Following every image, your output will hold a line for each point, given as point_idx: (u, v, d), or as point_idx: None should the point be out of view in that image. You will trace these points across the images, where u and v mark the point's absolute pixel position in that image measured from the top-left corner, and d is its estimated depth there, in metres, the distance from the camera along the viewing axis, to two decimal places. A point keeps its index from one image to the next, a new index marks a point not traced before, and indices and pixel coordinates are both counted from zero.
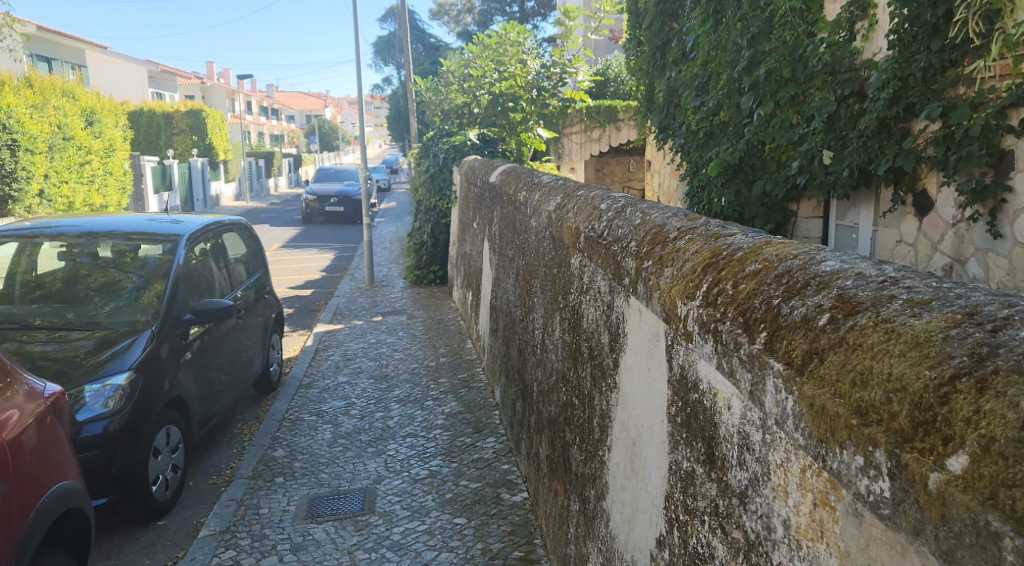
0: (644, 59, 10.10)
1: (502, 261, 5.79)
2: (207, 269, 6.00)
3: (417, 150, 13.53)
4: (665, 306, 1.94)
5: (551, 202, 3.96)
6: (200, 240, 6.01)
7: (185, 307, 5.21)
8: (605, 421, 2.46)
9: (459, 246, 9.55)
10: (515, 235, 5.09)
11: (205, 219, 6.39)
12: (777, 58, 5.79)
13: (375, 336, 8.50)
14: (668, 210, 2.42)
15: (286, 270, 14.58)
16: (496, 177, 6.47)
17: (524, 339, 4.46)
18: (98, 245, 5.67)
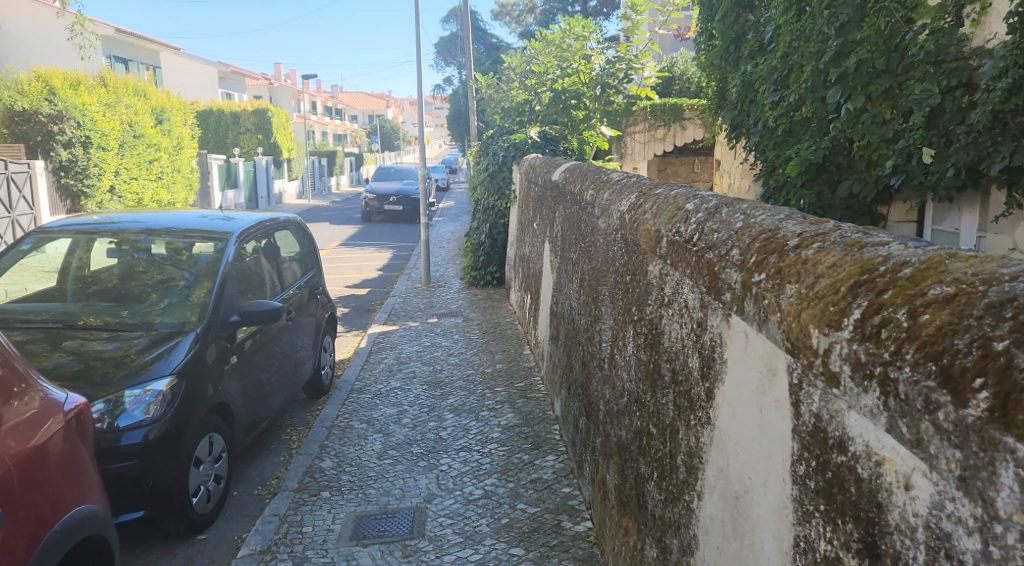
0: (719, 53, 9.52)
1: (563, 264, 5.43)
2: (259, 269, 5.80)
3: (476, 148, 13.27)
4: (792, 335, 1.59)
5: (622, 200, 3.59)
6: (251, 238, 5.80)
7: (233, 309, 4.99)
8: (694, 463, 2.10)
9: (518, 247, 9.21)
10: (579, 236, 4.73)
11: (257, 216, 6.18)
12: (869, 46, 5.10)
13: (429, 339, 8.23)
14: (775, 213, 2.06)
15: (344, 269, 14.49)
16: (559, 175, 6.11)
17: (589, 351, 4.09)
18: (154, 241, 5.49)
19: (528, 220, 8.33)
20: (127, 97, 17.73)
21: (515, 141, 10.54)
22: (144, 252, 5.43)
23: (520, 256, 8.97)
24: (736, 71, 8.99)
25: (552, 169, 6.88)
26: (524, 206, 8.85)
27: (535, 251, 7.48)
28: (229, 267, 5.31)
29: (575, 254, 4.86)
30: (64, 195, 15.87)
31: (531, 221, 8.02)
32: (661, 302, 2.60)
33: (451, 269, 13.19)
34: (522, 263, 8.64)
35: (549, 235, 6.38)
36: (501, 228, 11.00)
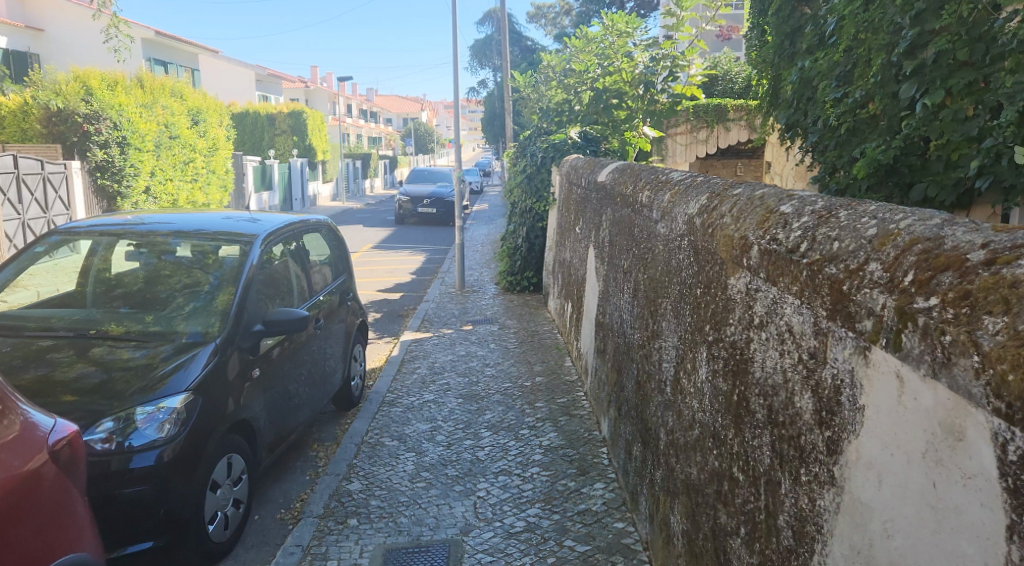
0: (773, 49, 9.01)
1: (612, 271, 5.01)
2: (286, 274, 5.47)
3: (513, 149, 12.92)
4: (1009, 393, 1.28)
5: (687, 202, 3.19)
6: (278, 241, 5.47)
7: (256, 317, 4.65)
8: (818, 527, 1.79)
9: (557, 252, 8.80)
10: (632, 242, 4.33)
11: (284, 218, 5.85)
12: (950, 36, 4.19)
13: (464, 347, 7.85)
14: (925, 217, 1.76)
15: (377, 272, 14.20)
16: (606, 176, 5.69)
17: (645, 369, 3.70)
18: (181, 244, 5.18)
19: (569, 223, 7.91)
20: (163, 97, 17.65)
21: (554, 142, 10.15)
22: (170, 254, 5.12)
23: (560, 260, 8.56)
24: (792, 67, 8.48)
25: (597, 169, 6.47)
26: (564, 208, 8.45)
27: (577, 257, 7.06)
28: (255, 272, 4.99)
29: (627, 261, 4.45)
30: (100, 195, 15.80)
31: (572, 223, 7.61)
32: (747, 321, 2.22)
33: (487, 274, 12.83)
34: (562, 268, 8.23)
35: (594, 238, 5.95)
36: (538, 231, 10.61)
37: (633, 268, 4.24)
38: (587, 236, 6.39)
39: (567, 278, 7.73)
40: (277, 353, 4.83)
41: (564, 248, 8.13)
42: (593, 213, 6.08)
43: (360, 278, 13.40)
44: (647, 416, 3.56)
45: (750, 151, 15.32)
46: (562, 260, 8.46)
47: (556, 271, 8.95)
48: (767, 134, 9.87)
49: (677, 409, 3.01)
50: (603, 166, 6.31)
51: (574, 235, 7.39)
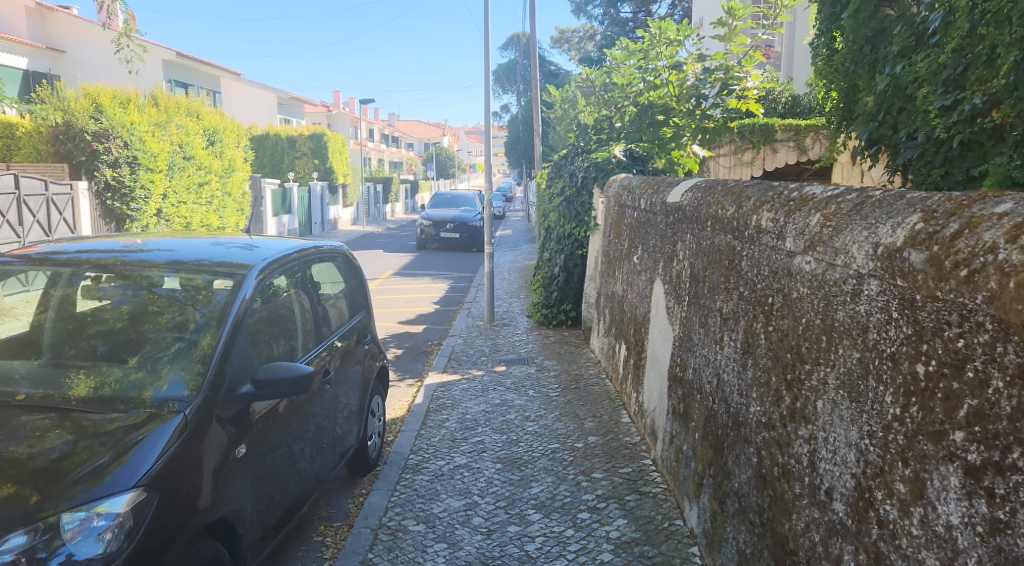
0: (850, 57, 7.99)
1: (696, 312, 4.00)
2: (294, 312, 4.47)
3: (549, 168, 11.98)
4: None
5: (851, 228, 2.33)
6: (281, 269, 4.45)
7: (243, 373, 3.61)
8: None
9: (604, 284, 7.77)
10: (733, 280, 3.35)
11: (289, 245, 4.83)
12: None
13: (498, 393, 6.81)
14: None
15: (397, 301, 13.23)
16: (682, 197, 4.66)
17: (759, 456, 2.83)
18: (174, 274, 4.11)
19: (620, 251, 6.87)
20: (178, 116, 16.94)
21: (596, 161, 9.18)
22: (159, 286, 4.06)
23: (607, 293, 7.53)
24: (875, 75, 7.43)
25: (664, 186, 5.44)
26: (613, 234, 7.43)
27: (635, 291, 6.01)
28: (252, 311, 3.97)
29: (726, 301, 3.45)
30: (108, 217, 15.04)
31: (626, 250, 6.57)
32: None
33: (518, 305, 11.83)
34: (612, 304, 7.19)
35: (666, 270, 4.90)
36: (578, 260, 9.59)
37: (735, 313, 3.28)
38: (653, 267, 5.35)
39: (620, 314, 6.68)
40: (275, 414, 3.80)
41: (614, 279, 7.10)
42: (664, 240, 5.04)
43: (379, 308, 12.42)
44: (766, 526, 2.72)
45: (799, 175, 14.25)
46: (609, 293, 7.41)
47: (601, 306, 7.92)
48: (836, 152, 8.83)
49: (846, 534, 2.24)
50: (672, 185, 5.29)
51: (630, 264, 6.34)
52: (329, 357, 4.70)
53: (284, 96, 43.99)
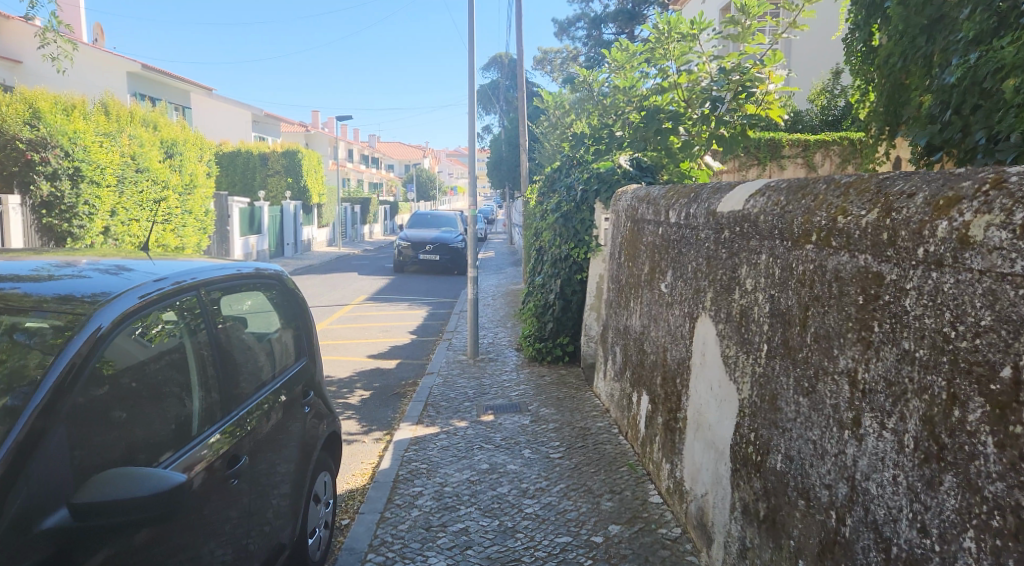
0: (898, 51, 6.79)
1: (783, 367, 2.78)
2: (233, 349, 3.42)
3: (542, 182, 10.70)
4: None
5: None
6: (205, 294, 3.32)
7: (120, 445, 2.65)
8: None
9: (613, 316, 6.47)
10: (874, 326, 2.21)
11: (221, 266, 3.67)
12: None
13: (485, 454, 5.44)
14: None
15: (369, 330, 11.84)
16: (748, 205, 3.35)
17: None
18: (43, 314, 2.70)
19: (637, 276, 5.56)
20: (130, 126, 15.61)
21: (599, 172, 7.92)
22: (19, 331, 2.64)
23: (618, 327, 6.21)
24: (935, 70, 6.20)
25: (708, 192, 4.14)
26: (625, 254, 6.12)
27: (664, 327, 4.69)
28: (149, 359, 2.87)
29: (856, 356, 2.28)
30: (46, 235, 13.51)
31: (647, 274, 5.23)
32: None
33: (505, 337, 10.46)
34: (625, 342, 5.86)
35: (723, 302, 3.57)
36: (577, 286, 8.27)
37: (894, 384, 2.12)
38: (696, 298, 4.02)
39: (638, 354, 5.36)
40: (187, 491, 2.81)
41: (629, 308, 5.77)
42: (716, 263, 3.72)
43: (348, 339, 10.97)
44: None
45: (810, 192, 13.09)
46: (620, 327, 6.08)
47: (608, 342, 6.60)
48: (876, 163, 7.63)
49: None
50: (723, 188, 3.97)
51: (653, 292, 5.02)
52: (262, 422, 3.41)
53: (259, 114, 42.60)
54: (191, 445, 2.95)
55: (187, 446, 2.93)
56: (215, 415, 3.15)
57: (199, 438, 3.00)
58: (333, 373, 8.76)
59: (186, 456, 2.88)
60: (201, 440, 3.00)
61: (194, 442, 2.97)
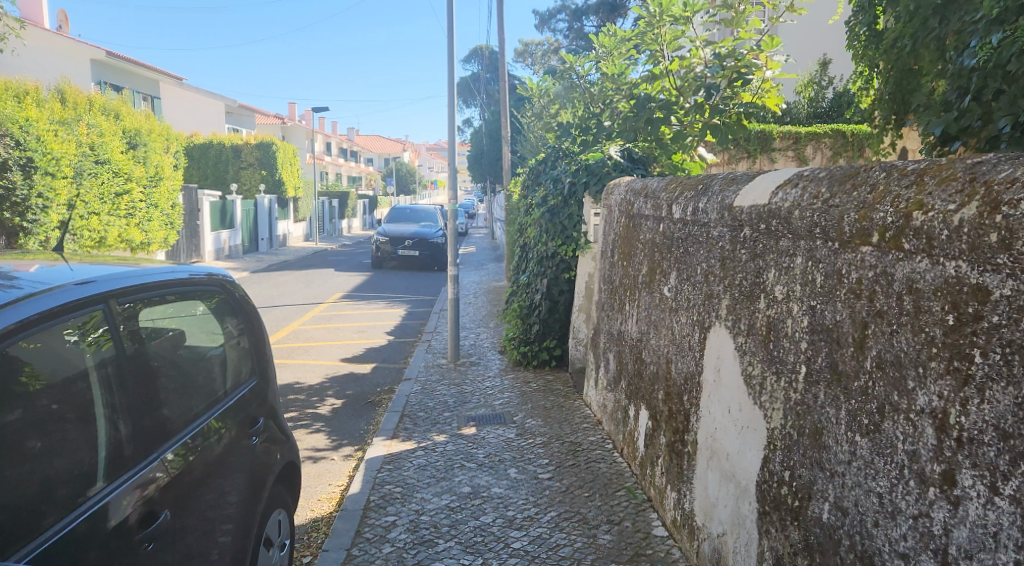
0: (908, 33, 6.18)
1: (825, 393, 2.31)
2: (175, 361, 2.99)
3: (526, 174, 10.19)
4: None
5: None
6: (142, 300, 2.88)
7: (31, 481, 2.21)
8: None
9: (605, 320, 5.98)
10: (976, 357, 1.79)
11: (169, 269, 3.22)
12: None
13: (466, 475, 4.94)
14: None
15: (344, 331, 11.29)
16: (776, 197, 2.84)
17: None
18: None
19: (635, 277, 5.07)
20: (89, 115, 14.96)
21: (587, 163, 7.44)
22: None
23: (611, 333, 5.71)
24: (951, 52, 5.59)
25: (721, 183, 3.64)
26: (620, 253, 5.63)
27: (667, 337, 4.19)
28: (67, 377, 2.41)
29: (945, 393, 1.86)
30: None
31: (647, 275, 4.74)
32: None
33: (488, 338, 9.95)
34: (620, 349, 5.37)
35: (746, 314, 3.05)
36: (564, 286, 7.78)
37: (1011, 435, 1.70)
38: (710, 305, 3.51)
39: (636, 364, 4.86)
40: (116, 533, 2.38)
41: (626, 311, 5.28)
42: (734, 266, 3.22)
43: (321, 341, 10.41)
44: None
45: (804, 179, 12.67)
46: (615, 331, 5.59)
47: (600, 348, 6.12)
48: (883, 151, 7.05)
49: None
50: (744, 179, 3.44)
51: (654, 295, 4.53)
52: (205, 447, 2.95)
53: (234, 105, 41.69)
54: (125, 476, 2.53)
55: (120, 478, 2.51)
56: (156, 438, 2.73)
57: (136, 468, 2.58)
58: (303, 379, 8.21)
59: (119, 489, 2.46)
60: (138, 470, 2.58)
61: (130, 473, 2.55)
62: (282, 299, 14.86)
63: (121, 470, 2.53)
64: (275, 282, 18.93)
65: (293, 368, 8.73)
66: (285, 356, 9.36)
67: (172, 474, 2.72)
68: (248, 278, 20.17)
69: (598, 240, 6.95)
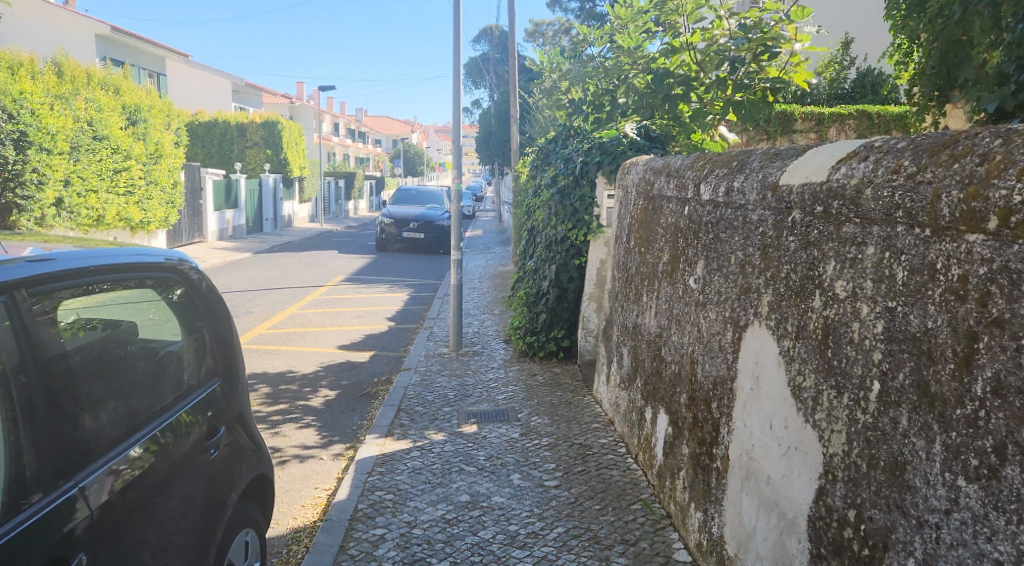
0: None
1: (911, 418, 1.87)
2: (128, 354, 2.58)
3: (536, 153, 9.68)
4: None
5: None
6: (98, 282, 2.49)
7: None
8: None
9: (619, 312, 5.49)
10: None
11: (140, 250, 2.82)
12: None
13: (465, 481, 4.47)
14: None
15: (344, 316, 10.84)
16: (838, 170, 2.37)
17: None
18: None
19: (654, 265, 4.61)
20: (86, 89, 14.54)
21: (600, 141, 7.01)
22: None
23: (626, 326, 5.23)
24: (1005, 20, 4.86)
25: (760, 158, 3.15)
26: (637, 238, 5.15)
27: (693, 332, 3.71)
28: None
29: None
30: None
31: (669, 263, 4.27)
32: None
33: (492, 327, 9.48)
34: (637, 344, 4.89)
35: (799, 312, 2.54)
36: (575, 272, 7.29)
37: None
38: (748, 299, 3.01)
39: (654, 361, 4.39)
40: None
41: (645, 301, 4.80)
42: (781, 256, 2.73)
43: (318, 326, 9.97)
44: None
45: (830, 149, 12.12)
46: (631, 323, 5.12)
47: (613, 341, 5.64)
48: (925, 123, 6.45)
49: None
50: (791, 153, 2.93)
51: (677, 285, 4.07)
52: (165, 445, 2.56)
53: (240, 83, 41.15)
54: (63, 488, 2.12)
55: (44, 499, 2.05)
56: (88, 453, 2.25)
57: (67, 486, 2.13)
58: (296, 367, 7.77)
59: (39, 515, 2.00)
60: (62, 493, 2.10)
61: (51, 497, 2.07)
62: (281, 282, 14.42)
63: (66, 475, 2.15)
64: (276, 263, 18.49)
65: (287, 355, 8.29)
66: (280, 342, 8.92)
67: (125, 482, 2.32)
68: (249, 259, 19.73)
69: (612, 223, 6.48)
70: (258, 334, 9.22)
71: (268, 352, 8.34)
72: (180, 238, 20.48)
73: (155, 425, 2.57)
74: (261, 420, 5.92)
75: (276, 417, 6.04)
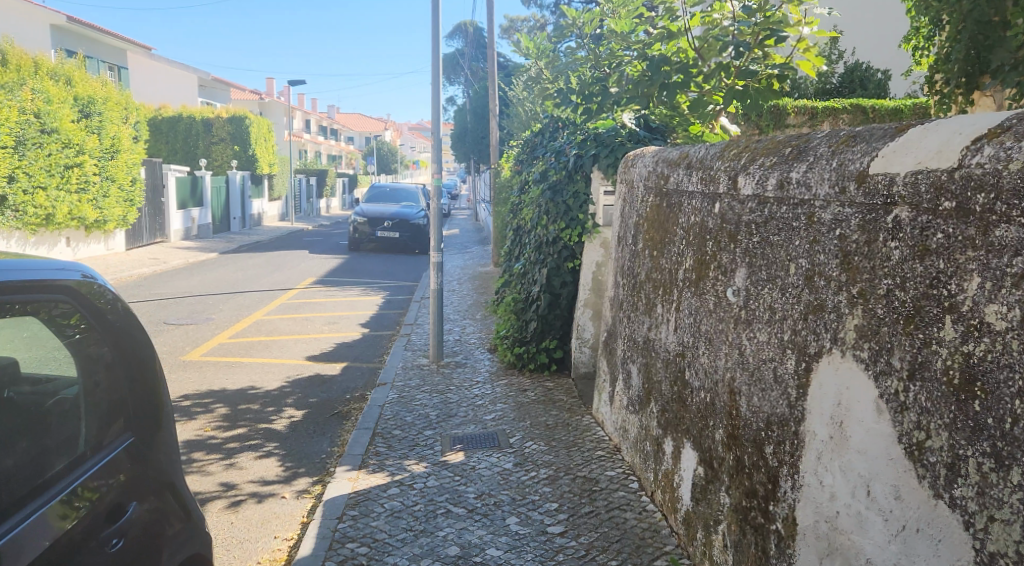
0: None
1: None
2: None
3: (521, 147, 9.02)
4: None
5: None
6: None
7: None
8: None
9: (625, 323, 4.86)
10: None
11: (48, 263, 2.07)
12: None
13: (453, 528, 3.80)
14: None
15: (314, 321, 10.11)
16: (990, 157, 1.74)
17: None
18: None
19: (673, 271, 3.97)
20: (33, 78, 13.70)
21: (595, 132, 6.40)
22: None
23: (636, 340, 4.59)
24: None
25: (827, 142, 2.51)
26: (648, 239, 4.51)
27: (731, 355, 3.06)
28: None
29: None
30: None
31: (693, 270, 3.62)
32: None
33: (475, 335, 8.81)
34: (651, 362, 4.25)
35: (915, 344, 1.90)
36: (568, 276, 6.65)
37: None
38: (821, 320, 2.36)
39: (676, 385, 3.75)
40: None
41: (660, 313, 4.15)
42: (876, 268, 2.09)
43: (285, 334, 9.23)
44: None
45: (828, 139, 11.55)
46: (642, 337, 4.48)
47: (617, 356, 5.00)
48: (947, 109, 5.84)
49: None
50: (878, 132, 2.28)
51: (706, 295, 3.42)
52: (80, 518, 1.86)
53: (206, 77, 40.01)
54: None
55: None
56: None
57: None
58: (259, 382, 7.04)
59: None
60: None
61: None
62: (247, 284, 13.62)
63: None
64: (244, 264, 17.65)
65: (250, 368, 7.55)
66: (242, 352, 8.18)
67: None
68: (214, 260, 18.87)
69: (612, 223, 5.83)
70: (219, 343, 8.47)
71: (228, 364, 7.59)
72: (141, 237, 19.56)
73: (43, 505, 1.79)
74: (217, 448, 5.21)
75: (234, 444, 5.32)
